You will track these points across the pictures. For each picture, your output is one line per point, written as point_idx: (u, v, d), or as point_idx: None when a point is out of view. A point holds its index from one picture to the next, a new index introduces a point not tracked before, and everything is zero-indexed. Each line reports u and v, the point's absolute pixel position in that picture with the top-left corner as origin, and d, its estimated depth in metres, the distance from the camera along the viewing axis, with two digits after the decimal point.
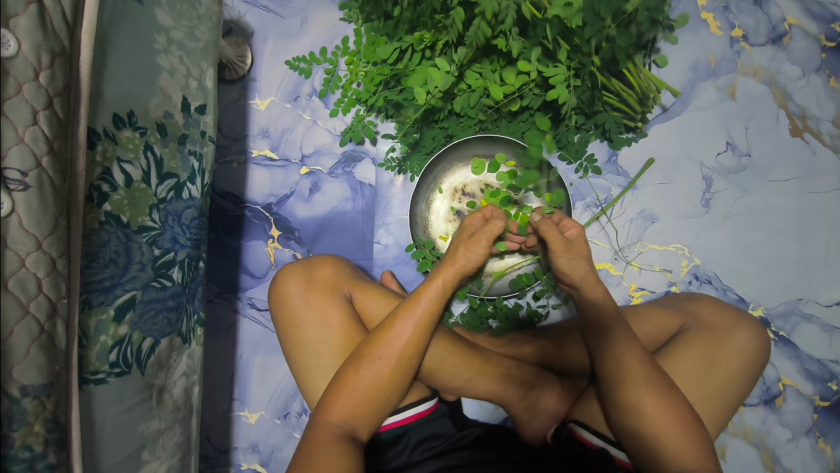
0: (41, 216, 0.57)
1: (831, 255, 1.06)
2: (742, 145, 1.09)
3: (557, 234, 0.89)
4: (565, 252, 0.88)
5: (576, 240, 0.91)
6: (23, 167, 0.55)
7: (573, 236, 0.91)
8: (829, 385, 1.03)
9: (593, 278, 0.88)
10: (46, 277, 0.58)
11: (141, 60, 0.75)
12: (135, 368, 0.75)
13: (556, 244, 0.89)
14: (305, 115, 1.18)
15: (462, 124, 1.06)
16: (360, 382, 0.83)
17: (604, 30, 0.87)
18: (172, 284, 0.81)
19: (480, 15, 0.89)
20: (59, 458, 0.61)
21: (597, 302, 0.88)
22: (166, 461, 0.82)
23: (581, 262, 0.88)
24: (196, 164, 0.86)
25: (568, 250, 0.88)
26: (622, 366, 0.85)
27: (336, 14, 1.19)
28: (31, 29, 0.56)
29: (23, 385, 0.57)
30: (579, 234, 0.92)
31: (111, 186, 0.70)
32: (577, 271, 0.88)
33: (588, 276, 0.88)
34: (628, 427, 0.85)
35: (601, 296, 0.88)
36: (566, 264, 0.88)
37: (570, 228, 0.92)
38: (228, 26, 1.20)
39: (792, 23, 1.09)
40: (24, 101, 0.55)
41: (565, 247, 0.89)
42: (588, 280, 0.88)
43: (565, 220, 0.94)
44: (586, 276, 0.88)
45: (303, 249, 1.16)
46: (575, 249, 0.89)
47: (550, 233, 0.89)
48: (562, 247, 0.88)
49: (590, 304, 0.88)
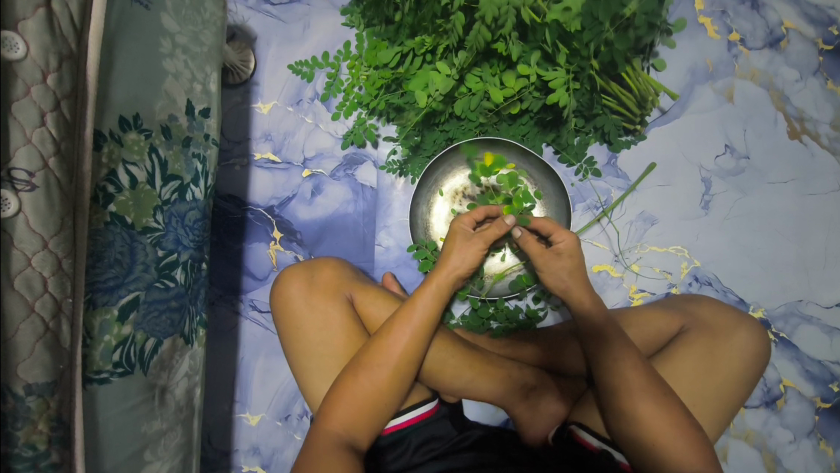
0: (48, 216, 0.58)
1: (831, 256, 1.06)
2: (741, 147, 1.09)
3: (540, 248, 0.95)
4: (545, 262, 0.94)
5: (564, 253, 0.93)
6: (30, 168, 0.56)
7: (564, 247, 0.93)
8: (830, 386, 1.03)
9: (580, 286, 0.93)
10: (51, 276, 0.59)
11: (146, 64, 0.76)
12: (138, 368, 0.76)
13: (537, 256, 0.94)
14: (307, 118, 1.20)
15: (462, 127, 1.08)
16: (359, 389, 0.84)
17: (603, 34, 0.89)
18: (175, 284, 0.82)
19: (480, 20, 0.90)
20: (62, 457, 0.61)
21: (587, 311, 0.91)
22: (168, 462, 0.82)
23: (564, 272, 0.93)
24: (200, 166, 0.87)
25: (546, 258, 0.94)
26: (619, 373, 0.87)
27: (338, 19, 1.20)
28: (39, 32, 0.57)
29: (28, 384, 0.58)
30: (571, 244, 0.93)
31: (117, 187, 0.71)
32: (559, 280, 0.94)
33: (569, 286, 0.93)
34: (627, 433, 0.85)
35: (589, 304, 0.92)
36: (548, 272, 0.94)
37: (561, 240, 0.94)
38: (231, 31, 1.21)
39: (789, 27, 1.10)
40: (32, 103, 0.56)
41: (547, 258, 0.94)
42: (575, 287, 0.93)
43: (558, 231, 0.95)
44: (568, 286, 0.93)
45: (305, 252, 1.17)
46: (559, 261, 0.93)
47: (532, 247, 0.95)
48: (542, 257, 0.94)
49: (581, 315, 0.92)
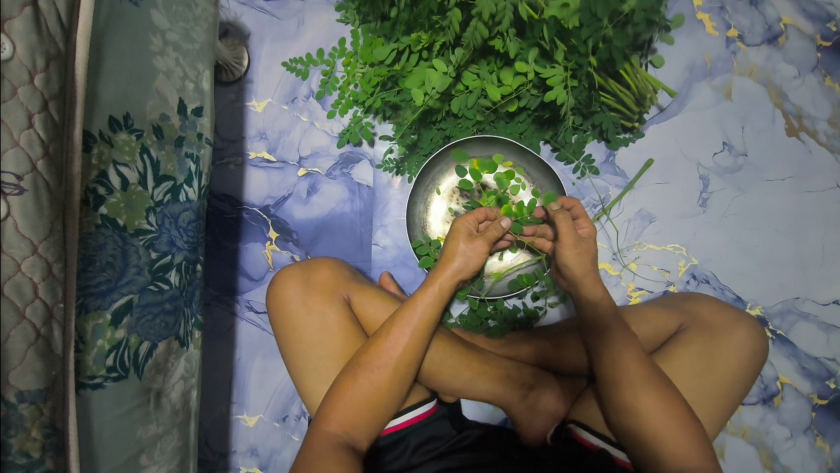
0: (37, 219, 0.56)
1: (828, 253, 1.06)
2: (738, 145, 1.09)
3: (569, 228, 0.90)
4: (573, 246, 0.90)
5: (587, 238, 0.92)
6: (18, 171, 0.54)
7: (586, 235, 0.93)
8: (826, 383, 1.04)
9: (594, 276, 0.90)
10: (42, 282, 0.57)
11: (136, 62, 0.75)
12: (133, 373, 0.74)
13: (564, 235, 0.90)
14: (303, 116, 1.18)
15: (459, 125, 1.06)
16: (359, 390, 0.83)
17: (601, 30, 0.88)
18: (170, 287, 0.80)
19: (477, 16, 0.89)
20: (56, 463, 0.60)
21: (596, 300, 0.89)
22: (164, 466, 0.81)
23: (587, 258, 0.90)
24: (193, 166, 0.86)
25: (576, 244, 0.90)
26: (619, 366, 0.86)
27: (333, 15, 1.19)
28: (26, 32, 0.55)
29: (20, 391, 0.56)
30: (592, 233, 0.93)
31: (108, 189, 0.70)
32: (582, 266, 0.90)
33: (590, 272, 0.90)
34: (627, 428, 0.85)
35: (600, 294, 0.90)
36: (572, 257, 0.90)
37: (584, 227, 0.93)
38: (224, 27, 1.19)
39: (787, 23, 1.09)
40: (19, 105, 0.55)
41: (575, 242, 0.90)
42: (588, 277, 0.90)
43: (583, 218, 0.94)
44: (588, 272, 0.90)
45: (301, 251, 1.15)
46: (583, 246, 0.90)
47: (564, 225, 0.90)
48: (571, 241, 0.90)
49: (589, 304, 0.90)
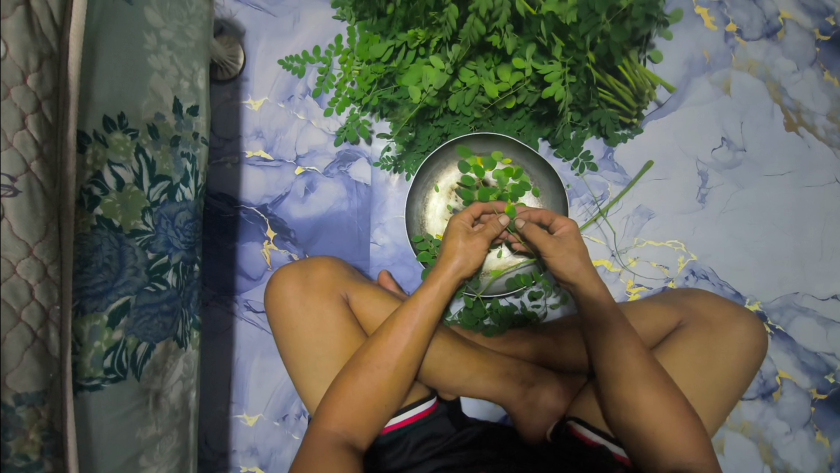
0: (32, 221, 0.56)
1: (827, 248, 1.06)
2: (737, 140, 1.09)
3: (544, 234, 0.90)
4: (555, 250, 0.89)
5: (567, 236, 0.91)
6: (12, 172, 0.54)
7: (564, 233, 0.92)
8: (825, 378, 1.04)
9: (590, 272, 0.89)
10: (37, 284, 0.57)
11: (131, 60, 0.74)
12: (131, 374, 0.74)
13: (545, 245, 0.90)
14: (299, 115, 1.17)
15: (457, 122, 1.06)
16: (359, 389, 0.82)
17: (599, 26, 0.88)
18: (167, 287, 0.80)
19: (474, 13, 0.88)
20: (55, 465, 0.59)
21: (594, 298, 0.88)
22: (164, 466, 0.81)
23: (575, 257, 0.89)
24: (189, 166, 0.85)
25: (558, 247, 0.89)
26: (619, 360, 0.85)
27: (329, 12, 1.18)
28: (19, 31, 0.54)
29: (17, 394, 0.55)
30: (570, 231, 0.92)
31: (103, 190, 0.69)
32: (571, 266, 0.89)
33: (582, 270, 0.89)
34: (626, 424, 0.85)
35: (597, 292, 0.88)
36: (561, 261, 0.89)
37: (562, 226, 0.93)
38: (219, 25, 1.18)
39: (786, 17, 1.09)
40: (13, 105, 0.54)
41: (555, 245, 0.89)
42: (583, 276, 0.89)
43: (556, 218, 0.95)
44: (580, 270, 0.89)
45: (299, 250, 1.15)
46: (567, 245, 0.90)
47: (538, 236, 0.90)
48: (552, 246, 0.89)
49: (588, 300, 0.89)
